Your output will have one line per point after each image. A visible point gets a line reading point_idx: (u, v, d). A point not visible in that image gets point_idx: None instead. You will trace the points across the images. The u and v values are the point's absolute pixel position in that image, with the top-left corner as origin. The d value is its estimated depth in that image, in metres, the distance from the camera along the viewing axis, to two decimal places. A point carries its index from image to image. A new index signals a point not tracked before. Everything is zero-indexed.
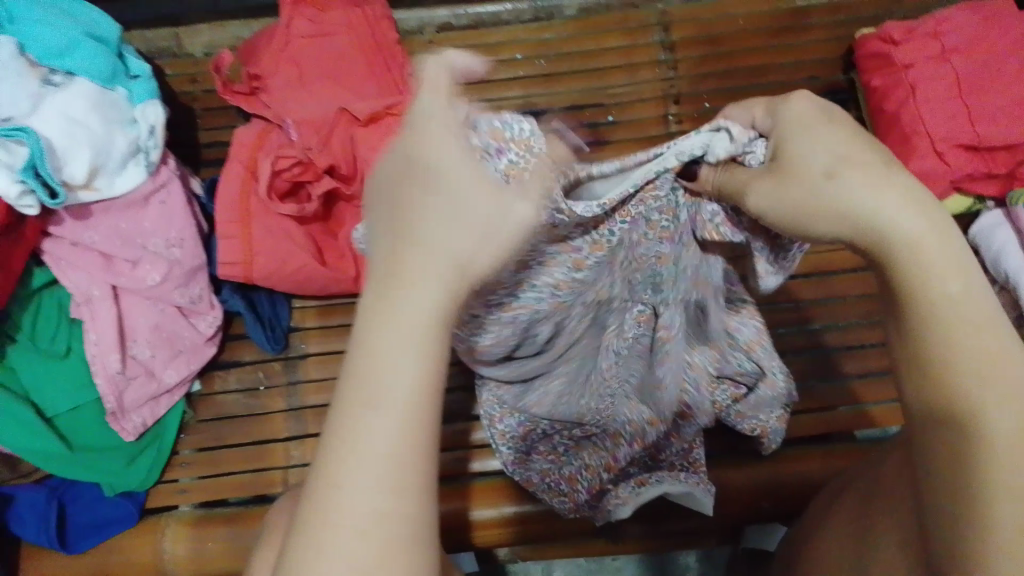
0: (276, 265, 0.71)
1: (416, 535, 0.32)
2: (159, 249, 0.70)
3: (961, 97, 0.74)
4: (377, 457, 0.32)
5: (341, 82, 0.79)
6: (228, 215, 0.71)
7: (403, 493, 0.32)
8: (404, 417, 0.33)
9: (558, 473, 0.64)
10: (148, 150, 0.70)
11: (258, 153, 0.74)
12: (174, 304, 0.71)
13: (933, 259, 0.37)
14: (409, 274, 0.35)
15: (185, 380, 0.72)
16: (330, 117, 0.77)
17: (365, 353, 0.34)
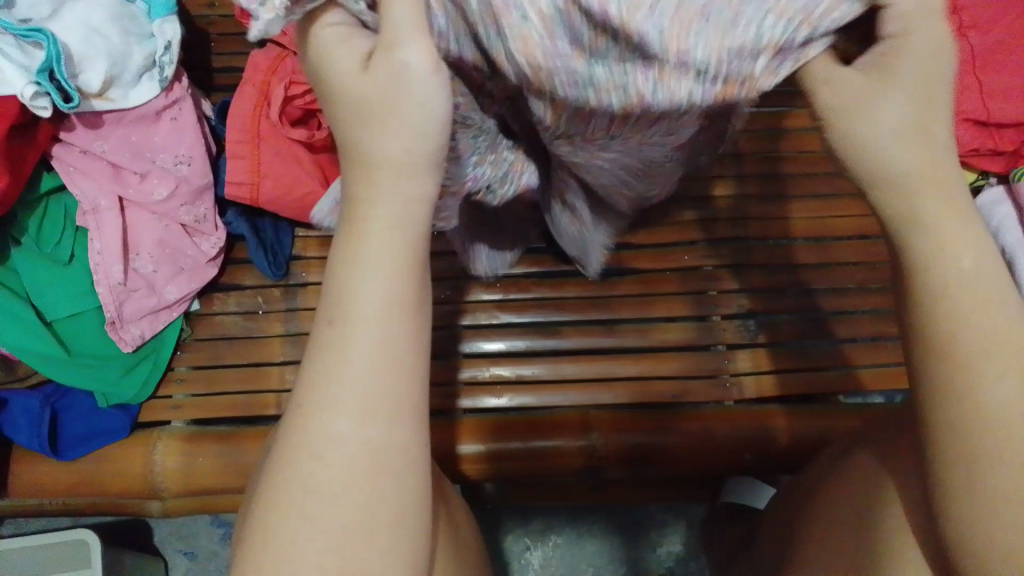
0: (283, 190, 0.72)
1: (388, 479, 0.38)
2: (167, 164, 0.71)
3: (973, 72, 0.74)
4: (339, 437, 0.37)
5: None
6: (239, 136, 0.72)
7: (361, 436, 0.37)
8: (361, 396, 0.37)
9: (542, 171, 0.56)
10: (162, 66, 0.70)
11: (274, 76, 0.74)
12: (179, 222, 0.72)
13: (951, 232, 0.36)
14: (353, 276, 0.37)
15: (186, 299, 0.71)
16: None
17: (329, 331, 0.37)
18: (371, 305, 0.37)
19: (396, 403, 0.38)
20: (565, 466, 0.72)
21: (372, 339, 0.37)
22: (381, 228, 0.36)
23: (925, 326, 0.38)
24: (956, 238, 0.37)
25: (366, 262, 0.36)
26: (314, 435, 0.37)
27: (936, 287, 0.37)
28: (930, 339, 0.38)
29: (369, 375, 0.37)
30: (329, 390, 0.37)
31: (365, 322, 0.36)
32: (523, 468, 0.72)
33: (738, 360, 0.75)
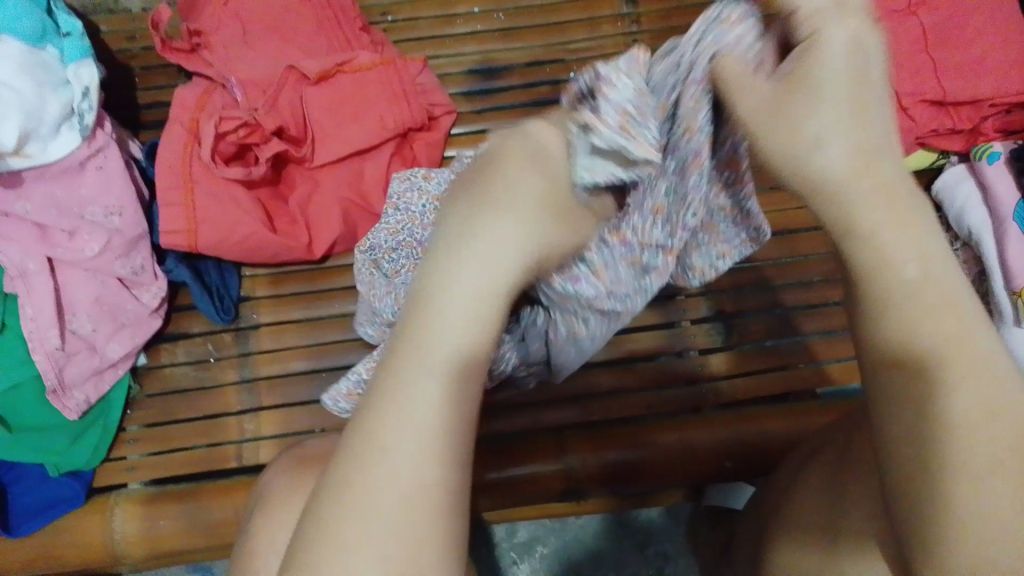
0: (222, 234, 0.68)
1: (447, 528, 0.32)
2: (97, 217, 0.67)
3: (926, 51, 0.72)
4: (402, 477, 0.32)
5: (286, 39, 0.75)
6: (169, 178, 0.67)
7: (432, 466, 0.32)
8: (436, 432, 0.32)
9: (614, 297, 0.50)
10: (82, 114, 0.66)
11: (201, 114, 0.70)
12: (116, 276, 0.68)
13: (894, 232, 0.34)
14: (445, 293, 0.34)
15: (131, 354, 0.69)
16: (277, 77, 0.73)
17: (422, 375, 0.33)
18: (459, 322, 0.34)
19: (456, 447, 0.33)
20: (545, 491, 0.70)
21: (452, 357, 0.33)
22: (482, 264, 0.35)
23: (873, 331, 0.35)
24: (913, 240, 0.34)
25: (460, 304, 0.34)
26: (367, 469, 0.32)
27: (880, 291, 0.35)
28: (880, 345, 0.35)
29: (443, 411, 0.33)
30: (393, 413, 0.32)
31: (451, 357, 0.33)
32: (500, 497, 0.70)
33: (713, 364, 0.74)
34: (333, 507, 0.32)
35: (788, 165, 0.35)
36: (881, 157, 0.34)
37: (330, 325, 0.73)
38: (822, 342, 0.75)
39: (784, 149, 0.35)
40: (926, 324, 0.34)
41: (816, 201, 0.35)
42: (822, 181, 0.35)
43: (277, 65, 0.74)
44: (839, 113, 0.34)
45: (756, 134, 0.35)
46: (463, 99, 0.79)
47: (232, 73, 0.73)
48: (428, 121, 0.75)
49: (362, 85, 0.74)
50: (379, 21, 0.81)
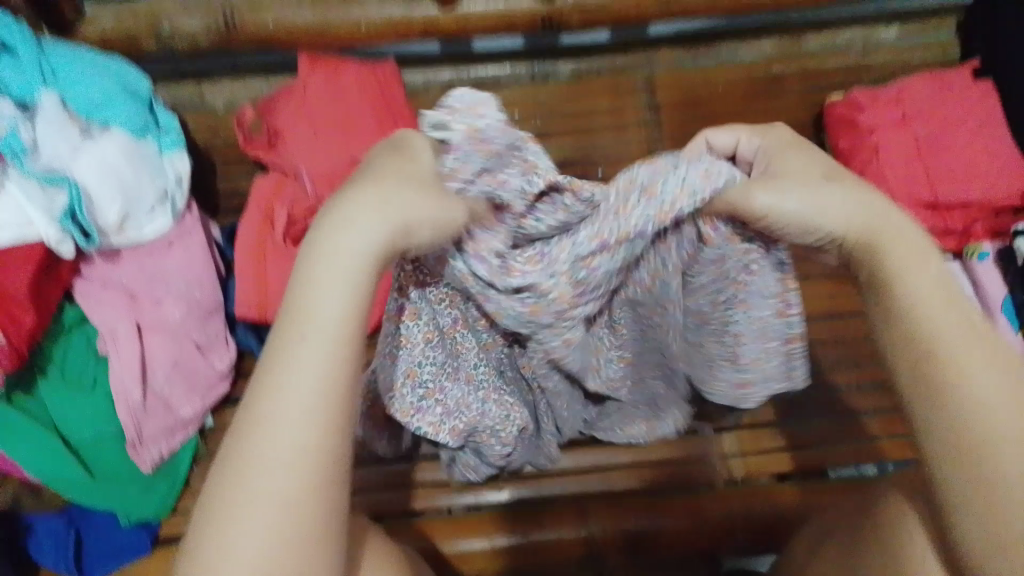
0: None
1: (329, 500, 0.32)
2: (181, 289, 0.75)
3: (920, 160, 0.82)
4: (284, 462, 0.31)
5: (353, 134, 0.83)
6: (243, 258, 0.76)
7: (319, 429, 0.32)
8: (322, 400, 0.32)
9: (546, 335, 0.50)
10: (174, 199, 0.76)
11: (277, 201, 0.79)
12: (193, 343, 0.76)
13: (900, 262, 0.37)
14: (327, 263, 0.34)
15: (201, 414, 0.77)
16: (344, 170, 0.82)
17: (300, 346, 0.33)
18: (343, 287, 0.34)
19: (345, 417, 0.33)
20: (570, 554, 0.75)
21: (336, 325, 0.34)
22: (330, 257, 0.34)
23: (904, 347, 0.35)
24: (921, 287, 0.36)
25: (297, 323, 0.33)
26: (258, 449, 0.31)
27: (905, 329, 0.35)
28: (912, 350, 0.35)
29: (334, 379, 0.33)
30: (280, 387, 0.32)
31: (332, 328, 0.34)
32: (530, 559, 0.75)
33: (726, 443, 0.80)
34: (225, 487, 0.31)
35: (807, 225, 0.38)
36: (881, 229, 0.38)
37: None
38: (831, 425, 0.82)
39: (805, 215, 0.38)
40: (946, 322, 0.35)
41: (844, 231, 0.38)
42: (810, 220, 0.38)
43: (345, 160, 0.82)
44: (806, 167, 0.40)
45: (787, 215, 0.38)
46: None
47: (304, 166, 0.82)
48: None
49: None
50: None
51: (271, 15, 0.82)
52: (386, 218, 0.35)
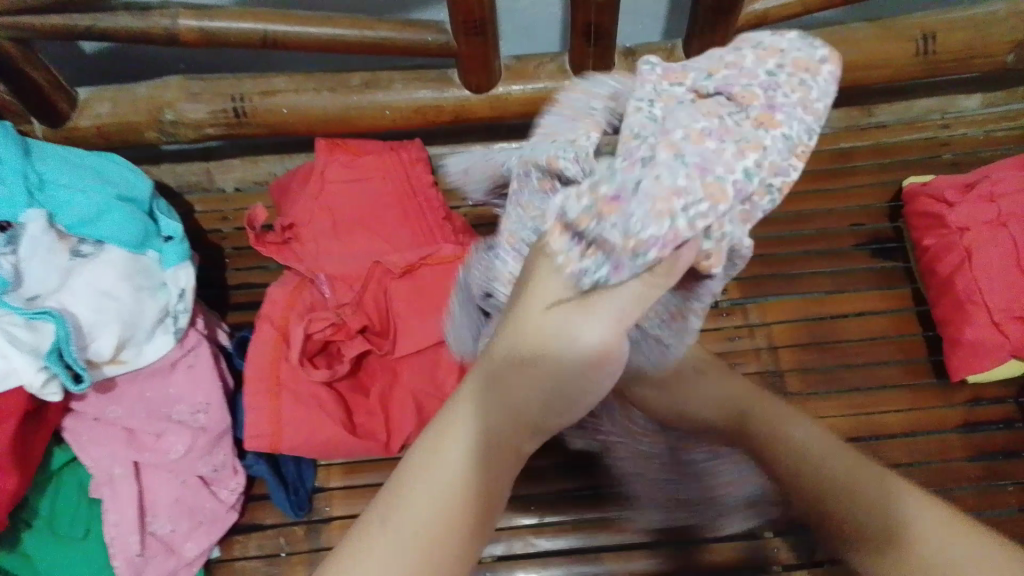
0: (305, 437, 0.68)
1: (466, 535, 0.37)
2: (184, 416, 0.67)
3: (1019, 265, 0.71)
4: (424, 508, 0.37)
5: (376, 230, 0.77)
6: (256, 383, 0.68)
7: (482, 485, 0.38)
8: (478, 458, 0.38)
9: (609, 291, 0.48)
10: (177, 315, 0.67)
11: (291, 312, 0.72)
12: (197, 475, 0.68)
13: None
14: (524, 334, 0.39)
15: (206, 552, 0.68)
16: (364, 271, 0.75)
17: (471, 413, 0.39)
18: (526, 383, 0.39)
19: (491, 481, 0.38)
20: None
21: (497, 403, 0.39)
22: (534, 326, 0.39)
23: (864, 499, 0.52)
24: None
25: (482, 386, 0.39)
26: (406, 493, 0.37)
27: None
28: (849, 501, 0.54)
29: (485, 448, 0.38)
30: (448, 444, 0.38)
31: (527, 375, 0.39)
32: None
33: None
34: (382, 514, 0.37)
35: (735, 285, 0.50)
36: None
37: None
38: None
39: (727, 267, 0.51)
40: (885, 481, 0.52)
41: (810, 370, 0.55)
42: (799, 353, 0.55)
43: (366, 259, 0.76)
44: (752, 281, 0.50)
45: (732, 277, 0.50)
46: None
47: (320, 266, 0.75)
48: None
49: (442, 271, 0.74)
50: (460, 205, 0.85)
51: (280, 100, 0.73)
52: (606, 319, 0.39)
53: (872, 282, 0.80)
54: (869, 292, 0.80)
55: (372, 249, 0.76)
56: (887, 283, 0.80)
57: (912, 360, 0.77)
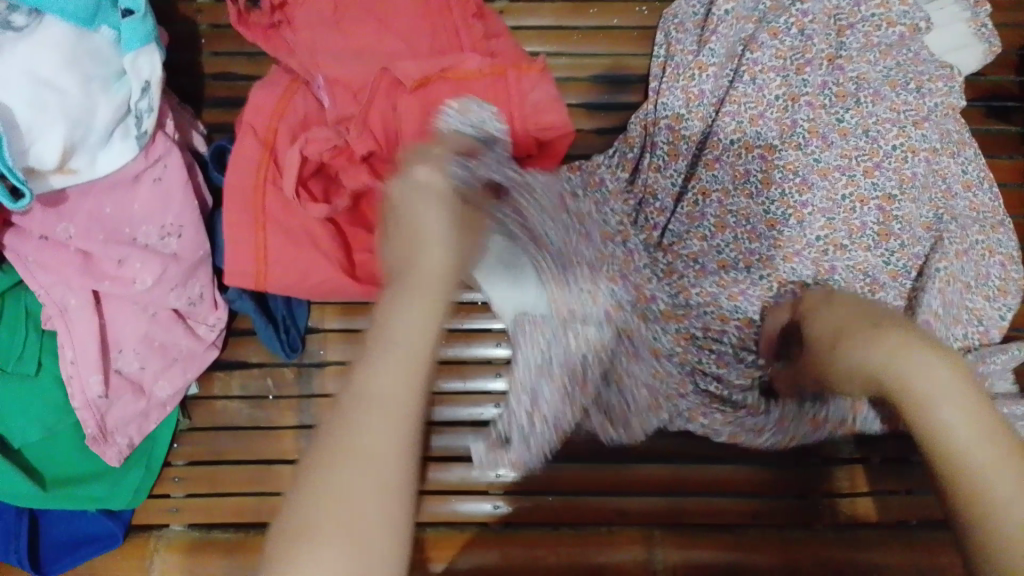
0: (296, 278, 0.57)
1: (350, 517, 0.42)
2: (152, 241, 0.56)
3: None
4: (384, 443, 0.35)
5: (380, 16, 0.62)
6: (240, 210, 0.57)
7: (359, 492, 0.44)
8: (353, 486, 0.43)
9: (608, 250, 0.58)
10: (140, 115, 0.54)
11: (279, 122, 0.59)
12: (170, 308, 0.58)
13: (895, 346, 0.43)
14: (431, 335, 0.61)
15: (181, 392, 0.60)
16: (371, 78, 0.61)
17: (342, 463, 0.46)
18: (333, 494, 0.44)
19: None
20: None
21: None
22: None
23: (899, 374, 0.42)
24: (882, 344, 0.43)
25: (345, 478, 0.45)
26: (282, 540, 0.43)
27: (907, 397, 0.41)
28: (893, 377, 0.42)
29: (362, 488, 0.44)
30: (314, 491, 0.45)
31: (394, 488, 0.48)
32: None
33: (837, 479, 0.65)
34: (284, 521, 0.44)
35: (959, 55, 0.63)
36: (896, 335, 0.43)
37: None
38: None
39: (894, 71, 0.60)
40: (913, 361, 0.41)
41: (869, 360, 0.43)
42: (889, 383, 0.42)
43: (372, 64, 0.61)
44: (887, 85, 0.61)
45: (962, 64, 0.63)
46: (582, 113, 0.68)
47: (319, 55, 0.61)
48: (542, 145, 0.62)
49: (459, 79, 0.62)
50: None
51: None
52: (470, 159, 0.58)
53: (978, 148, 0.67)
54: None
55: (388, 36, 0.62)
56: (996, 151, 0.68)
57: None
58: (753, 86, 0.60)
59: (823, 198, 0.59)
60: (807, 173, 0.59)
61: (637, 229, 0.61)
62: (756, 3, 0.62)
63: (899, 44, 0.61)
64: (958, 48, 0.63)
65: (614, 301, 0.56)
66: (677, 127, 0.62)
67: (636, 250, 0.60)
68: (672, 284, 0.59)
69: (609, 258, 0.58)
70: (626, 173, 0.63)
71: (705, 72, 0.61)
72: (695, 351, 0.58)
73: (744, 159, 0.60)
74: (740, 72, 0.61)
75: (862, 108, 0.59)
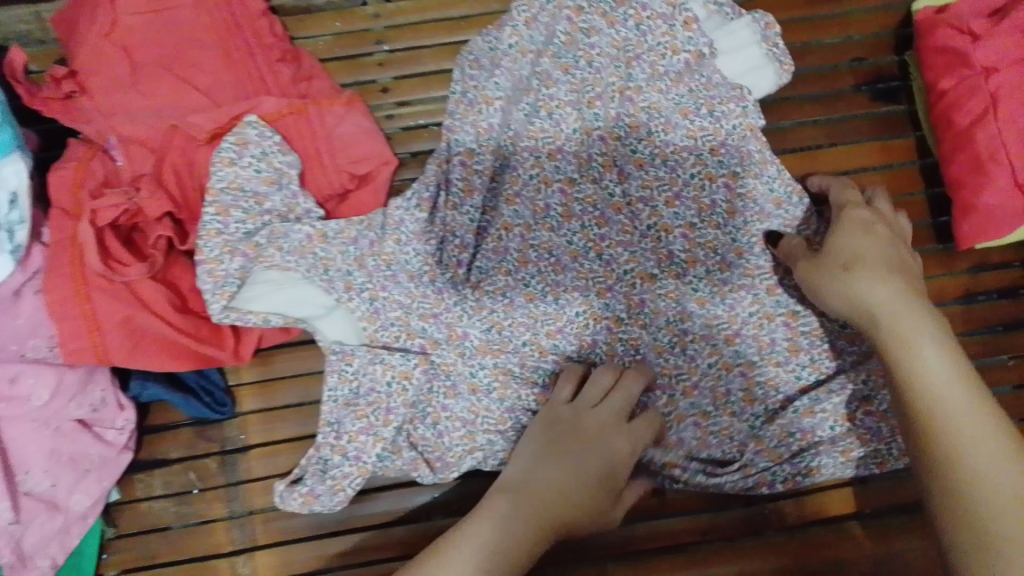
0: (140, 345, 0.57)
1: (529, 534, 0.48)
2: (41, 353, 0.56)
3: None
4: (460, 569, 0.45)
5: (193, 78, 0.62)
6: (113, 297, 0.56)
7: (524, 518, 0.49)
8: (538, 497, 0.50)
9: (419, 297, 0.60)
10: (13, 228, 0.54)
11: (86, 193, 0.58)
12: (73, 419, 0.57)
13: (872, 278, 0.51)
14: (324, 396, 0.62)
15: (100, 501, 0.58)
16: (161, 137, 0.61)
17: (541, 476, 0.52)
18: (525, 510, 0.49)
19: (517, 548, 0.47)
20: None
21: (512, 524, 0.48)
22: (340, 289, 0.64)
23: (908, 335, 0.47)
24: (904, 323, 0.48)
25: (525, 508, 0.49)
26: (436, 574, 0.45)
27: (894, 345, 0.47)
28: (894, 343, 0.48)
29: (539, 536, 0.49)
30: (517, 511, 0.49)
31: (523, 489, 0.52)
32: None
33: None
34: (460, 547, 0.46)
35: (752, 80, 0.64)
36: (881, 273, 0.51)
37: None
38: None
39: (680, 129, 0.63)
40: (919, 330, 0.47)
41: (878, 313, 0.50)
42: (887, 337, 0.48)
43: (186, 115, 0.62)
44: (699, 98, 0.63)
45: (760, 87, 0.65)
46: None
47: (174, 128, 0.61)
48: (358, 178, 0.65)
49: (326, 140, 0.64)
50: (373, 51, 0.67)
51: None
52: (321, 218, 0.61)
53: (872, 131, 0.68)
54: (868, 144, 0.68)
55: (237, 107, 0.62)
56: (887, 132, 0.68)
57: (911, 225, 0.67)
58: (550, 122, 0.63)
59: (622, 230, 0.63)
60: (603, 207, 0.64)
61: (444, 268, 0.61)
62: (547, 42, 0.64)
63: (687, 71, 0.63)
64: (747, 78, 0.64)
65: (462, 342, 0.61)
66: (471, 160, 0.62)
67: (444, 290, 0.60)
68: (519, 322, 0.61)
69: (469, 302, 0.60)
70: (424, 213, 0.61)
71: (495, 100, 0.63)
72: (515, 386, 0.61)
73: (542, 194, 0.63)
74: (537, 107, 0.63)
75: (655, 138, 0.63)
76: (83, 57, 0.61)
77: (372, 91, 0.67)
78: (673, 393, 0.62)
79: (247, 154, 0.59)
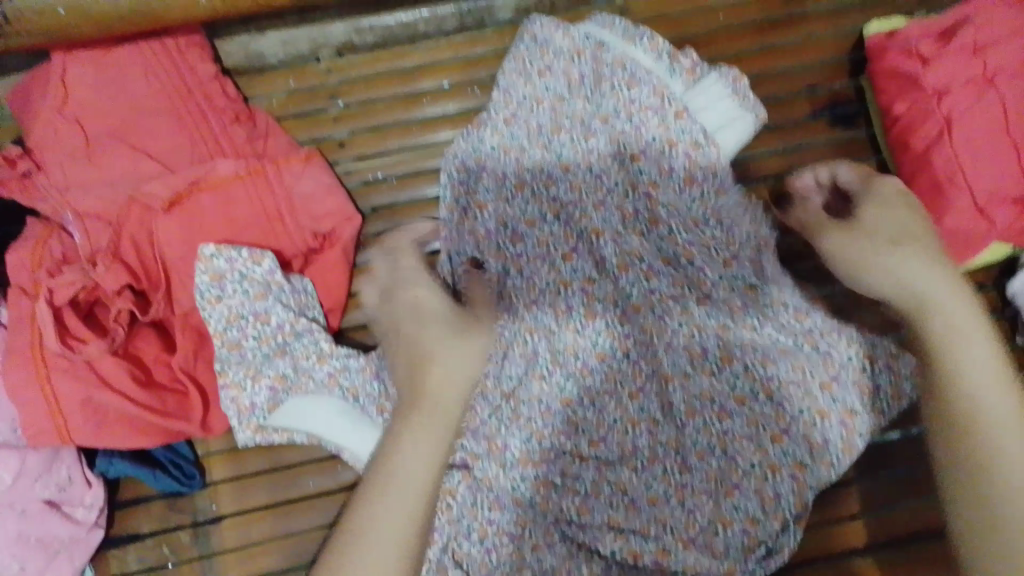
0: (99, 423, 0.57)
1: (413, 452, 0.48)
2: (4, 437, 0.56)
3: (1008, 133, 0.60)
4: (395, 514, 0.46)
5: (146, 146, 0.62)
6: (72, 378, 0.56)
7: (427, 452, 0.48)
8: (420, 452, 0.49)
9: None
10: None
11: (43, 271, 0.59)
12: (39, 500, 0.56)
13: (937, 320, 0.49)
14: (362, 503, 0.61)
15: None
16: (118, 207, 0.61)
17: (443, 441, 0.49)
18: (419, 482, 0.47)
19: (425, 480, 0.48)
20: None
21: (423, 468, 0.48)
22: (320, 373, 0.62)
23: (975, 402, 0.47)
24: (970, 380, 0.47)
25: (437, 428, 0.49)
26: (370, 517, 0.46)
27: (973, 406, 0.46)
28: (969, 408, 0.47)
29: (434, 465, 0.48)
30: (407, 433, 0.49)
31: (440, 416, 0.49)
32: None
33: None
34: (385, 479, 0.47)
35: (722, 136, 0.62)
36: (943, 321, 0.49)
37: (304, 507, 0.61)
38: (920, 475, 0.62)
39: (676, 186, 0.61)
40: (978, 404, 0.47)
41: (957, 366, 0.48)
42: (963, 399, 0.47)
43: (140, 184, 0.61)
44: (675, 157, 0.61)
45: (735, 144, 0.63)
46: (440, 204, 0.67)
47: (132, 199, 0.60)
48: (320, 240, 0.64)
49: (286, 200, 0.63)
50: (328, 106, 0.67)
51: None
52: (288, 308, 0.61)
53: (832, 157, 0.68)
54: None
55: (193, 172, 0.61)
56: (848, 157, 0.68)
57: None
58: (559, 224, 0.62)
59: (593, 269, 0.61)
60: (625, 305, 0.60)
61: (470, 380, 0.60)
62: (532, 137, 0.63)
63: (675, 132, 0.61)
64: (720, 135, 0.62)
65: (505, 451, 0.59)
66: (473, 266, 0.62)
67: (475, 401, 0.59)
68: (561, 428, 0.59)
69: (492, 414, 0.59)
70: None
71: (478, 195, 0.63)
72: (557, 497, 0.58)
73: (566, 296, 0.61)
74: (513, 190, 0.63)
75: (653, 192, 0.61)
76: (37, 134, 0.61)
77: (330, 146, 0.67)
78: (716, 496, 0.57)
79: (228, 283, 0.60)
